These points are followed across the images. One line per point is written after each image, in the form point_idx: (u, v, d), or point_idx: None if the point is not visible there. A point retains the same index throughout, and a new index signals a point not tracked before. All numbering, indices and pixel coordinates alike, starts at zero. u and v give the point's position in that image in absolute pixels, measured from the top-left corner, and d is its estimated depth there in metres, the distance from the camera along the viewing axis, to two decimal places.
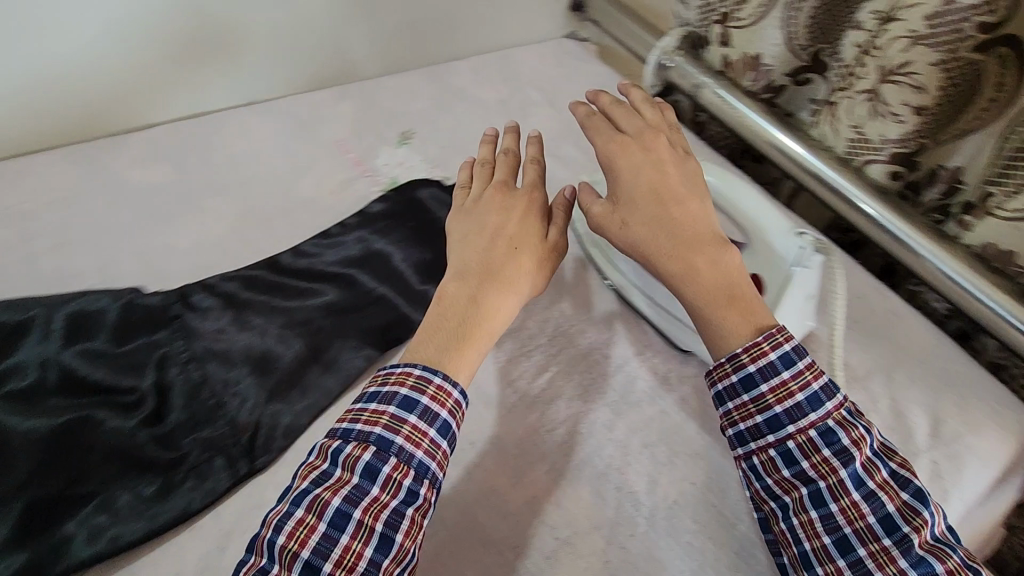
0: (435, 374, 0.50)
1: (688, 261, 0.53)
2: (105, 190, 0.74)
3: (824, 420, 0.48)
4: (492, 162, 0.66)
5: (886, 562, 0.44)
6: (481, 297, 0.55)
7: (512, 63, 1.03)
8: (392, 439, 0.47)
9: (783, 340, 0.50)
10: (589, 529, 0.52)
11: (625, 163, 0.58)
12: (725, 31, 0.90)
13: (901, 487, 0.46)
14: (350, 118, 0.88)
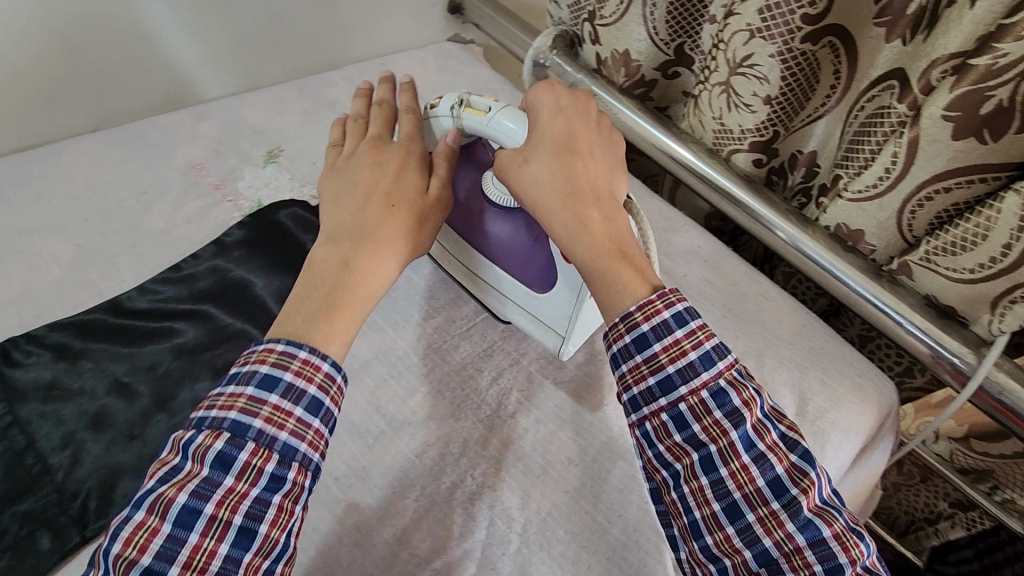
0: (299, 348, 0.46)
1: (581, 213, 0.51)
2: None
3: (715, 380, 0.46)
4: (365, 119, 0.63)
5: (773, 527, 0.44)
6: (352, 259, 0.52)
7: (390, 71, 1.00)
8: (248, 423, 0.43)
9: (676, 299, 0.48)
10: (461, 555, 0.51)
11: (547, 111, 0.55)
12: (594, 29, 0.90)
13: (791, 448, 0.46)
14: (211, 139, 0.83)
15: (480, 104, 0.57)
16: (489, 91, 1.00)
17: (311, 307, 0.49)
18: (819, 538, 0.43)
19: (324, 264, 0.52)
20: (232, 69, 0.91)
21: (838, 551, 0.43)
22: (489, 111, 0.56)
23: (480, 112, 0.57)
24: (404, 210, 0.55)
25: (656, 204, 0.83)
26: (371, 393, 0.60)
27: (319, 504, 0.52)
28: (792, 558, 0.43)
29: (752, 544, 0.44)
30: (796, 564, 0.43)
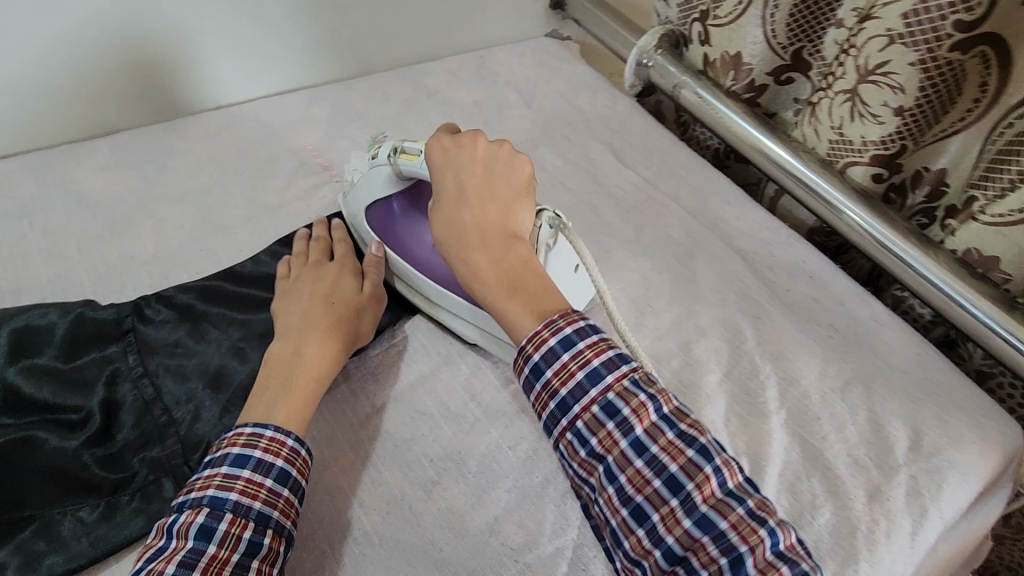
0: (267, 426, 0.49)
1: (472, 257, 0.54)
2: (66, 199, 0.72)
3: (604, 394, 0.47)
4: (306, 248, 0.65)
5: (674, 524, 0.45)
6: (301, 347, 0.55)
7: (489, 63, 1.01)
8: (225, 497, 0.46)
9: (564, 324, 0.49)
10: (552, 553, 0.50)
11: (440, 161, 0.58)
12: (704, 28, 0.87)
13: (687, 445, 0.46)
14: (320, 121, 0.86)
15: (412, 148, 0.60)
16: (587, 87, 0.99)
17: (265, 399, 0.52)
18: (716, 530, 0.44)
19: (277, 360, 0.55)
20: (341, 54, 0.94)
21: (737, 540, 0.43)
22: (421, 154, 0.60)
23: (413, 156, 0.60)
24: (342, 306, 0.59)
25: (757, 215, 0.80)
26: (466, 380, 0.60)
27: (415, 484, 0.53)
28: (698, 553, 0.44)
29: (660, 543, 0.45)
30: (704, 559, 0.44)
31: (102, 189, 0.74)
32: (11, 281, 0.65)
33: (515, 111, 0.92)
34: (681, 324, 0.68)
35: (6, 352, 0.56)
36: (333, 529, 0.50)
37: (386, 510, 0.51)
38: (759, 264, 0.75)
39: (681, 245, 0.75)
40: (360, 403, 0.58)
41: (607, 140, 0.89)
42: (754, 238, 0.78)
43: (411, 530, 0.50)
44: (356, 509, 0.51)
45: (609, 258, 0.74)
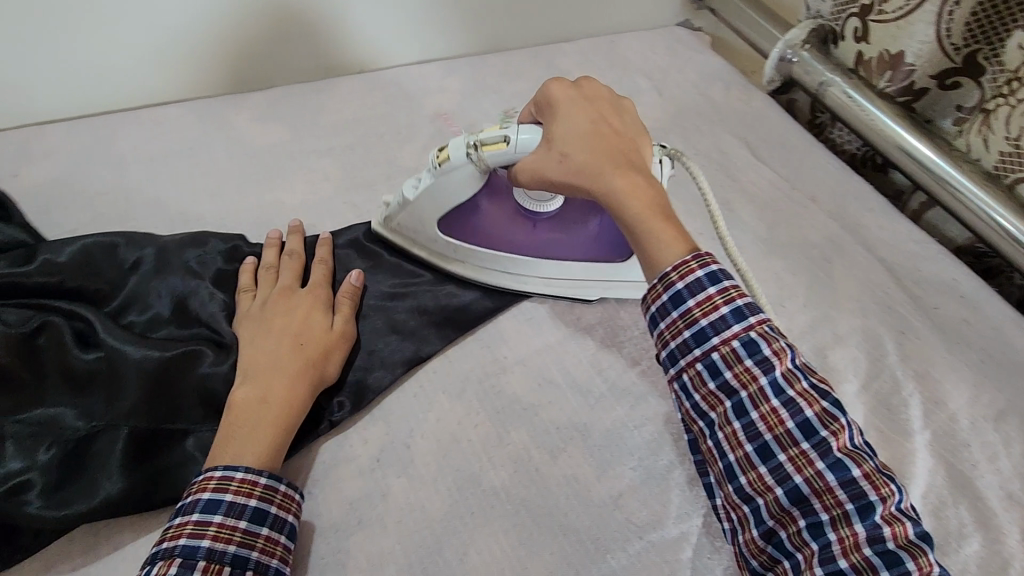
0: (237, 468, 0.46)
1: (628, 180, 0.51)
2: (227, 143, 0.78)
3: (747, 332, 0.45)
4: (276, 266, 0.61)
5: (803, 465, 0.43)
6: (270, 394, 0.50)
7: (619, 48, 1.00)
8: (197, 545, 0.43)
9: (710, 259, 0.47)
10: (677, 537, 0.49)
11: (561, 97, 0.55)
12: (863, 24, 0.83)
13: (822, 396, 0.44)
14: (455, 92, 0.89)
15: (492, 137, 0.55)
16: (720, 79, 0.96)
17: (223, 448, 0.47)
18: (846, 477, 0.42)
19: (242, 406, 0.49)
20: (479, 28, 0.96)
21: (868, 489, 0.42)
22: (509, 140, 0.54)
23: (500, 144, 0.55)
24: (314, 346, 0.53)
25: (904, 225, 0.75)
26: (592, 355, 0.60)
27: (542, 448, 0.53)
28: (822, 496, 0.42)
29: (784, 482, 0.44)
30: (827, 502, 0.42)
31: (259, 137, 0.79)
32: (179, 213, 0.70)
33: (645, 97, 0.91)
34: (816, 329, 0.64)
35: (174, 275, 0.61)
36: (462, 478, 0.51)
37: (514, 468, 0.52)
38: (903, 278, 0.70)
39: (818, 248, 0.72)
40: (488, 362, 0.59)
41: (741, 134, 0.87)
42: (899, 249, 0.73)
43: (537, 491, 0.51)
44: (484, 463, 0.52)
45: (741, 252, 0.71)
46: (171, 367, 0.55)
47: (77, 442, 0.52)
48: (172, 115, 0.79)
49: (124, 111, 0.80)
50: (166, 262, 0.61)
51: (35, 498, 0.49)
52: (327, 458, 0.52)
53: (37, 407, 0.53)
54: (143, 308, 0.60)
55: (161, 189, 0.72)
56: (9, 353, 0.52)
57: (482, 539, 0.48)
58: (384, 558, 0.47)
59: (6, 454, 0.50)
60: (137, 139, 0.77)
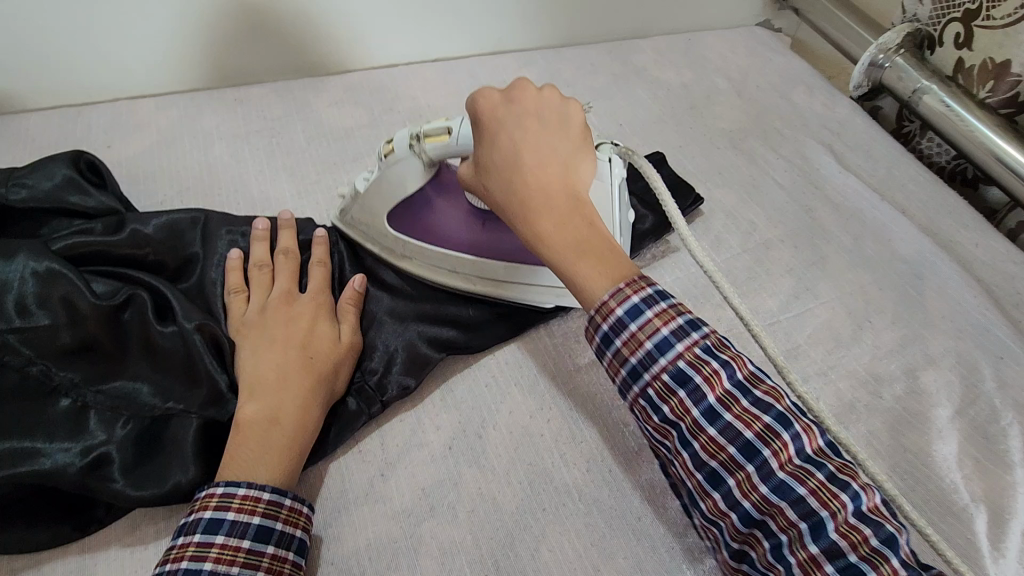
0: (240, 483, 0.43)
1: (540, 224, 0.46)
2: (307, 125, 0.79)
3: (674, 363, 0.41)
4: (273, 267, 0.58)
5: (749, 489, 0.39)
6: (281, 409, 0.47)
7: (697, 47, 0.98)
8: (198, 569, 0.40)
9: (631, 292, 0.43)
10: None
11: (489, 121, 0.50)
12: (966, 30, 0.79)
13: (765, 411, 0.40)
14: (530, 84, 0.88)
15: (435, 128, 0.53)
16: (803, 83, 0.92)
17: (243, 466, 0.45)
18: (793, 496, 0.38)
19: (251, 422, 0.47)
20: (555, 22, 0.95)
21: (817, 505, 0.37)
22: (451, 131, 0.52)
23: (442, 136, 0.53)
24: (324, 359, 0.51)
25: (1003, 244, 0.71)
26: None
27: (617, 448, 0.52)
28: (776, 518, 0.38)
29: (734, 507, 0.39)
30: (782, 523, 0.38)
31: (337, 121, 0.80)
32: (260, 190, 0.72)
33: (724, 98, 0.89)
34: (907, 348, 0.61)
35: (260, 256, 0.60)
36: (534, 473, 0.50)
37: (588, 467, 0.51)
38: (1000, 301, 0.66)
39: (908, 263, 0.68)
40: (561, 358, 0.58)
41: (824, 140, 0.83)
42: (998, 271, 0.69)
43: (611, 494, 0.49)
44: (558, 459, 0.51)
45: (825, 263, 0.68)
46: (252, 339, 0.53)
47: (156, 417, 0.48)
48: (256, 96, 0.82)
49: (211, 91, 0.82)
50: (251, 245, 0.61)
51: (114, 473, 0.46)
52: (401, 441, 0.52)
53: (118, 378, 0.49)
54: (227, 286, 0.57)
55: (242, 167, 0.74)
56: (99, 321, 0.49)
57: (557, 537, 0.47)
58: (457, 548, 0.46)
59: (86, 426, 0.47)
60: (222, 118, 0.79)
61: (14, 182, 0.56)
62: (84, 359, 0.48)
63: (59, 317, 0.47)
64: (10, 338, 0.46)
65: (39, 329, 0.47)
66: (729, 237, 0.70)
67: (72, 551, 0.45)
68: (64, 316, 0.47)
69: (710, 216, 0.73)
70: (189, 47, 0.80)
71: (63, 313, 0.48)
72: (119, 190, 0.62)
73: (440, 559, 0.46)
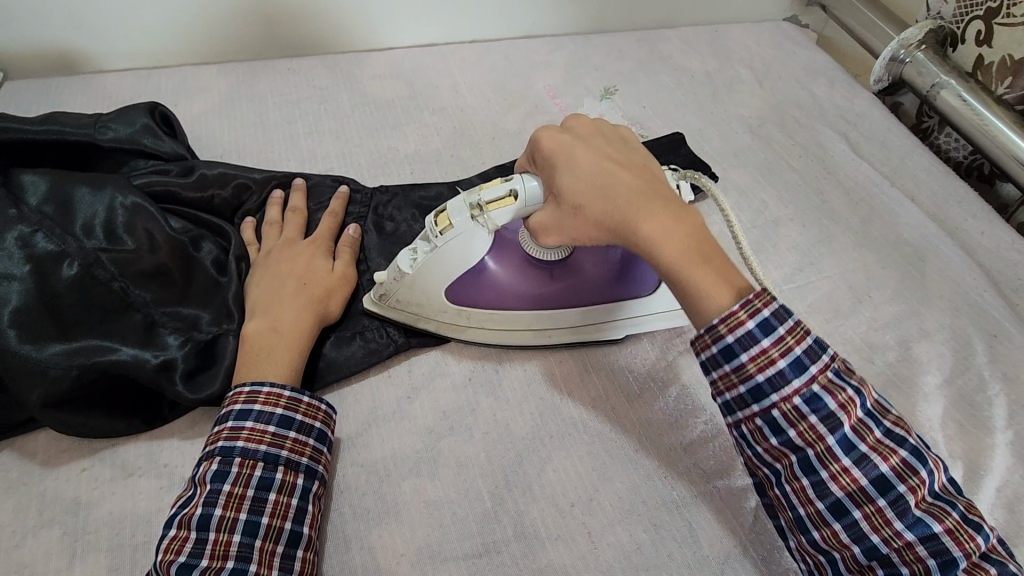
0: (262, 382, 0.49)
1: (648, 227, 0.47)
2: (352, 95, 0.86)
3: (808, 386, 0.44)
4: (281, 221, 0.64)
5: (879, 523, 0.43)
6: (281, 325, 0.53)
7: (723, 38, 1.02)
8: (232, 446, 0.46)
9: (760, 304, 0.45)
10: (742, 488, 0.52)
11: (556, 147, 0.51)
12: (987, 27, 0.82)
13: (898, 445, 0.44)
14: (562, 66, 0.93)
15: (494, 194, 0.52)
16: (824, 75, 0.96)
17: (243, 370, 0.51)
18: (927, 534, 0.42)
19: (254, 336, 0.53)
20: (589, 9, 1.00)
21: (951, 545, 0.41)
22: (515, 192, 0.51)
23: (506, 200, 0.52)
24: (318, 286, 0.57)
25: (1008, 233, 0.74)
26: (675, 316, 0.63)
27: (621, 390, 0.57)
28: (902, 552, 0.42)
29: (860, 539, 0.43)
30: (907, 556, 0.42)
31: (380, 93, 0.86)
32: (308, 150, 0.79)
33: (746, 87, 0.93)
34: (903, 322, 0.65)
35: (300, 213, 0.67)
36: (545, 405, 0.56)
37: (594, 403, 0.56)
38: (1000, 285, 0.69)
39: (912, 246, 0.72)
40: None
41: (842, 130, 0.86)
42: (999, 258, 0.72)
43: (612, 427, 0.55)
44: (567, 395, 0.56)
45: (831, 242, 0.72)
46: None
47: (214, 338, 0.54)
48: (307, 67, 0.89)
49: (267, 61, 0.89)
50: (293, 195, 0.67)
51: (178, 380, 0.52)
52: (426, 371, 0.58)
53: (185, 303, 0.55)
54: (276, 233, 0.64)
55: (293, 130, 0.81)
56: (173, 252, 0.56)
57: (562, 460, 0.52)
58: (472, 462, 0.52)
59: (157, 339, 0.53)
60: (276, 86, 0.86)
61: (100, 125, 0.64)
62: (158, 282, 0.55)
63: (142, 244, 0.54)
64: (100, 256, 0.53)
65: (124, 252, 0.53)
66: (741, 214, 0.75)
67: (143, 439, 0.52)
68: (145, 244, 0.54)
69: (724, 194, 0.77)
70: (250, 19, 0.87)
71: (145, 241, 0.54)
72: (185, 141, 0.70)
73: (456, 470, 0.51)
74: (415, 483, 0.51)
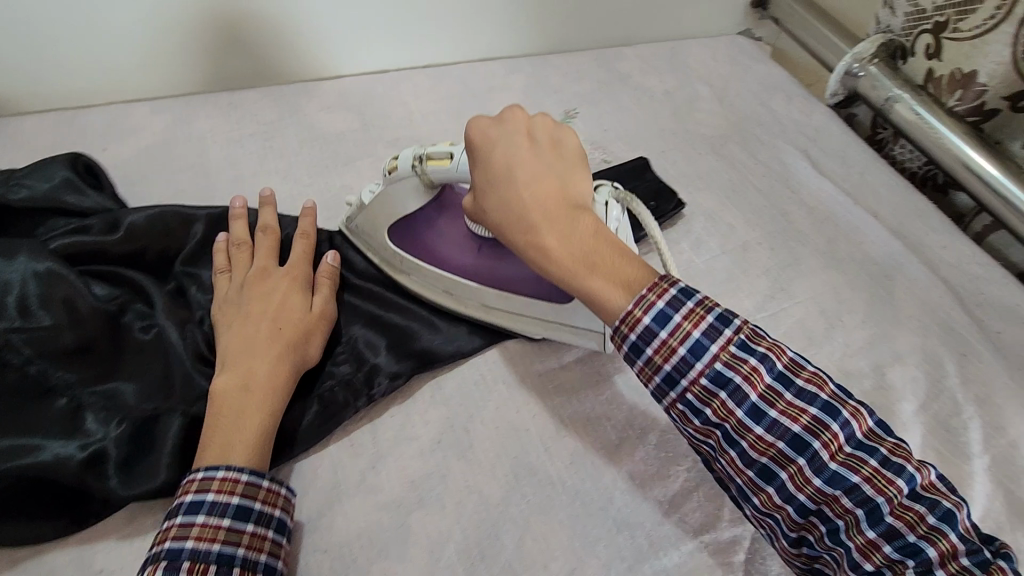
0: (217, 467, 0.45)
1: (543, 235, 0.50)
2: (299, 129, 0.81)
3: (711, 366, 0.44)
4: (249, 246, 0.60)
5: (802, 483, 0.43)
6: (253, 375, 0.50)
7: (679, 54, 1.01)
8: (180, 547, 0.42)
9: (654, 297, 0.46)
10: (730, 540, 0.50)
11: (483, 144, 0.54)
12: (936, 41, 0.82)
13: (809, 403, 0.43)
14: (518, 89, 0.90)
15: (439, 152, 0.58)
16: (781, 90, 0.96)
17: (212, 430, 0.47)
18: (848, 485, 0.42)
19: (222, 390, 0.49)
20: (543, 30, 0.98)
21: (871, 493, 0.41)
22: (452, 156, 0.57)
23: (444, 161, 0.57)
24: (293, 329, 0.54)
25: (969, 247, 0.74)
26: None
27: (598, 443, 0.54)
28: (831, 506, 0.42)
29: (790, 500, 0.43)
30: (837, 510, 0.42)
31: (329, 126, 0.82)
32: (253, 192, 0.73)
33: (706, 105, 0.92)
34: (876, 346, 0.64)
35: None
36: (519, 465, 0.53)
37: (570, 460, 0.53)
38: (965, 300, 0.69)
39: (879, 265, 0.71)
40: (546, 357, 0.60)
41: (802, 147, 0.86)
42: (962, 274, 0.72)
43: (591, 485, 0.52)
44: (542, 452, 0.53)
45: (800, 265, 0.71)
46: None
47: (150, 417, 0.49)
48: (249, 101, 0.83)
49: (204, 95, 0.84)
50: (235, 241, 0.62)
51: (110, 471, 0.47)
52: (391, 436, 0.54)
53: (112, 378, 0.51)
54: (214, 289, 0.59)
55: (236, 170, 0.75)
56: (98, 322, 0.51)
57: (540, 527, 0.49)
58: (445, 537, 0.48)
59: (83, 425, 0.48)
60: (217, 121, 0.80)
61: (15, 184, 0.59)
62: (82, 359, 0.50)
63: (61, 317, 0.49)
64: (11, 337, 0.48)
65: (41, 329, 0.49)
66: (709, 239, 0.73)
67: (71, 542, 0.47)
68: (65, 317, 0.49)
69: (690, 219, 0.75)
70: (183, 51, 0.81)
71: (65, 314, 0.49)
72: (115, 193, 0.65)
73: (428, 547, 0.48)
74: (383, 566, 0.47)
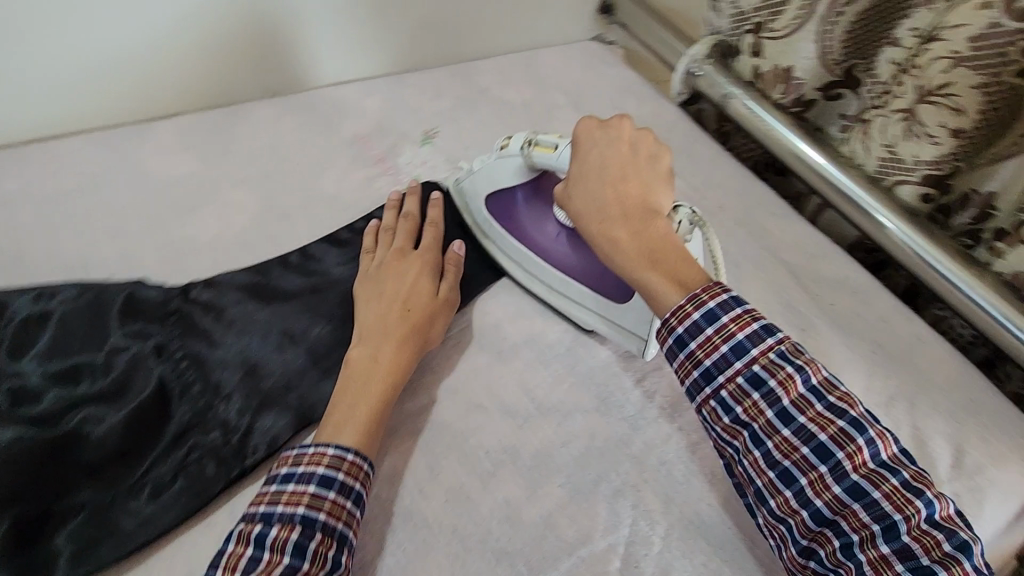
0: (347, 450, 0.49)
1: (615, 232, 0.55)
2: (131, 178, 0.74)
3: (750, 367, 0.49)
4: (394, 228, 0.67)
5: (822, 489, 0.47)
6: (381, 354, 0.56)
7: (536, 64, 1.03)
8: (314, 518, 0.46)
9: (707, 297, 0.50)
10: (605, 548, 0.51)
11: (584, 143, 0.59)
12: (757, 41, 0.88)
13: (838, 416, 0.47)
14: (374, 113, 0.88)
15: (547, 141, 0.63)
16: (633, 93, 1.00)
17: (344, 394, 0.54)
18: (867, 499, 0.46)
19: (355, 362, 0.56)
20: (395, 50, 0.96)
21: (890, 509, 0.45)
22: (557, 147, 0.62)
23: (549, 149, 0.62)
24: (417, 314, 0.59)
25: (804, 229, 0.81)
26: (519, 376, 0.61)
27: (473, 474, 0.54)
28: (848, 518, 0.46)
29: (807, 504, 0.47)
30: (854, 523, 0.46)
31: (166, 170, 0.75)
32: (78, 256, 0.66)
33: (564, 114, 0.94)
34: None
35: (61, 339, 0.55)
36: (394, 513, 0.52)
37: (445, 499, 0.53)
38: (803, 279, 0.76)
39: (728, 254, 0.76)
40: (416, 393, 0.59)
41: None
42: (799, 253, 0.78)
43: (468, 519, 0.52)
44: (415, 496, 0.53)
45: None
46: (61, 438, 0.49)
47: None
48: (67, 151, 0.75)
49: (10, 149, 0.74)
50: (54, 315, 0.56)
51: None
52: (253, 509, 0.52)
53: None
54: (30, 374, 0.53)
55: (57, 234, 0.68)
56: None
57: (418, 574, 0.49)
58: None
59: None
60: (29, 178, 0.72)
61: None
62: None
63: None
64: None
65: None
66: None
67: None
68: None
69: None
70: None
71: None
72: None
73: None
74: None
